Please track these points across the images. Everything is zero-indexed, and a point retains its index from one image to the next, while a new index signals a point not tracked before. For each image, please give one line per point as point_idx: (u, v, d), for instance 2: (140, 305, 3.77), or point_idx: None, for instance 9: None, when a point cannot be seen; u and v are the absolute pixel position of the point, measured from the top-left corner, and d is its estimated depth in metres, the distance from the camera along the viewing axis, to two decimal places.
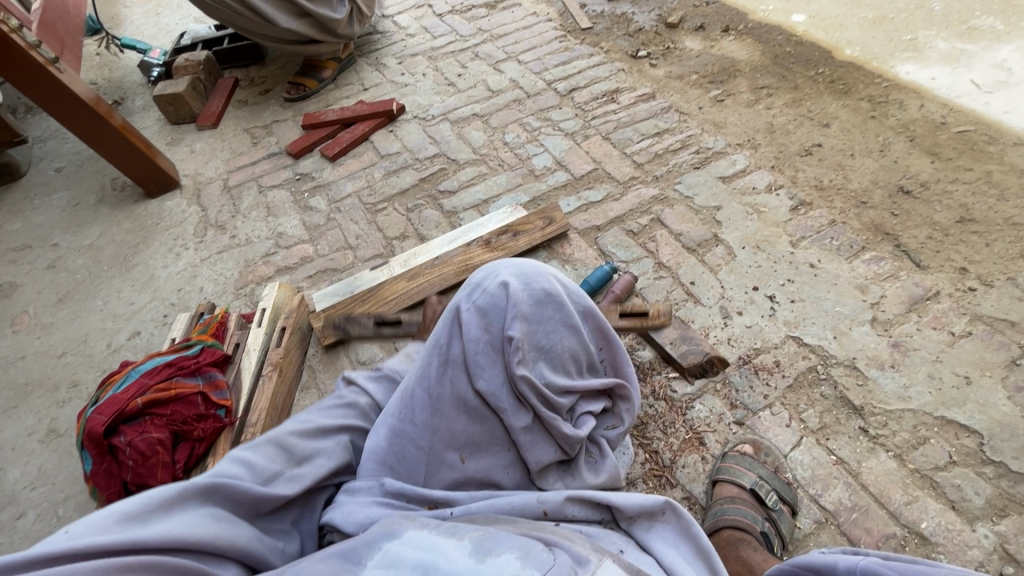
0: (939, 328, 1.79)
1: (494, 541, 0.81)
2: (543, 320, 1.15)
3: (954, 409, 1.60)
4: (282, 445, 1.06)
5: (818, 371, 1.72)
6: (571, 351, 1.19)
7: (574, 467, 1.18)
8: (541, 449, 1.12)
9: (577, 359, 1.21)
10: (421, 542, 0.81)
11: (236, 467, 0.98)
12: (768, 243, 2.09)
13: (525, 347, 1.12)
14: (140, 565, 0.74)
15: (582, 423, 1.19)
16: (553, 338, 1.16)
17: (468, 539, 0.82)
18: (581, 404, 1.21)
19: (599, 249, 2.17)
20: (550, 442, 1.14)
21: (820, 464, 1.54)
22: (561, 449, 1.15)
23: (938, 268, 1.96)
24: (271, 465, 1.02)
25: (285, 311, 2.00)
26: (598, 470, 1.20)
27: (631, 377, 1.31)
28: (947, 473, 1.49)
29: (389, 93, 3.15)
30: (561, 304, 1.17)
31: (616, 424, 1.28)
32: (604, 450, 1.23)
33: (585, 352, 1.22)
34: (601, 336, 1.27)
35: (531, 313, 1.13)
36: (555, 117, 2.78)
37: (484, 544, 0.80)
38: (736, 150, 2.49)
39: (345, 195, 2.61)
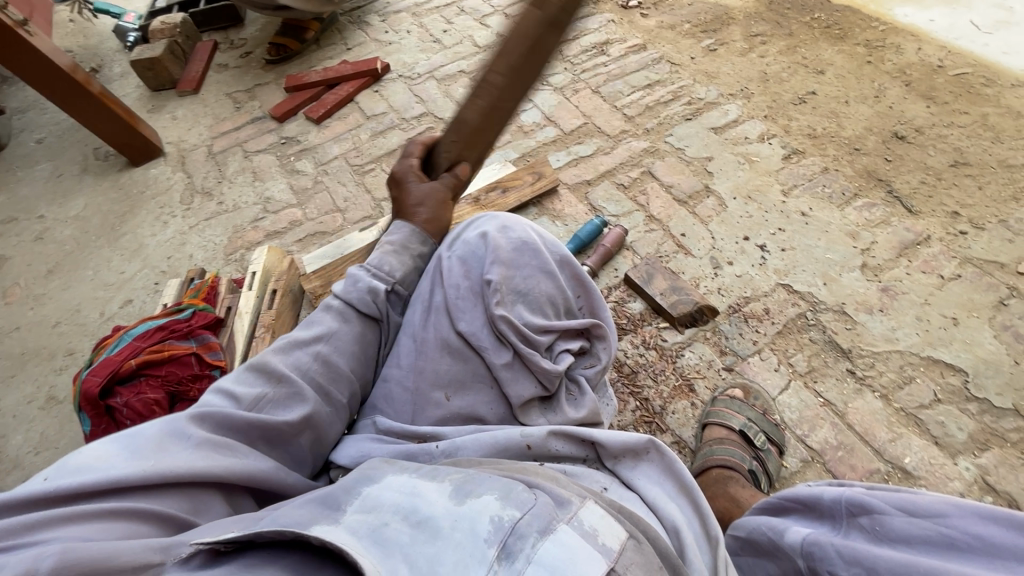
0: (929, 271, 1.79)
1: (475, 482, 0.81)
2: (520, 265, 1.19)
3: (941, 348, 1.62)
4: (261, 367, 1.00)
5: (806, 317, 1.73)
6: (548, 295, 1.22)
7: (555, 403, 1.20)
8: (522, 384, 1.15)
9: (555, 302, 1.24)
10: (401, 486, 0.81)
11: (219, 398, 0.95)
12: (760, 193, 2.07)
13: (504, 290, 1.16)
14: (125, 510, 0.70)
15: (561, 359, 1.20)
16: (531, 282, 1.19)
17: (450, 481, 0.82)
18: (560, 342, 1.23)
19: (590, 204, 2.14)
20: (530, 379, 1.16)
21: (807, 406, 1.57)
22: (542, 386, 1.17)
23: (930, 213, 1.95)
24: (251, 389, 0.97)
25: (276, 274, 2.01)
26: (579, 406, 1.21)
27: (608, 321, 1.33)
28: (931, 410, 1.52)
29: (374, 52, 3.06)
30: (537, 251, 1.21)
31: (593, 363, 1.29)
32: (583, 388, 1.24)
33: (562, 296, 1.25)
34: (578, 283, 1.30)
35: (509, 258, 1.18)
36: (543, 72, 2.71)
37: (465, 486, 0.80)
38: (728, 100, 2.44)
39: (332, 157, 2.56)
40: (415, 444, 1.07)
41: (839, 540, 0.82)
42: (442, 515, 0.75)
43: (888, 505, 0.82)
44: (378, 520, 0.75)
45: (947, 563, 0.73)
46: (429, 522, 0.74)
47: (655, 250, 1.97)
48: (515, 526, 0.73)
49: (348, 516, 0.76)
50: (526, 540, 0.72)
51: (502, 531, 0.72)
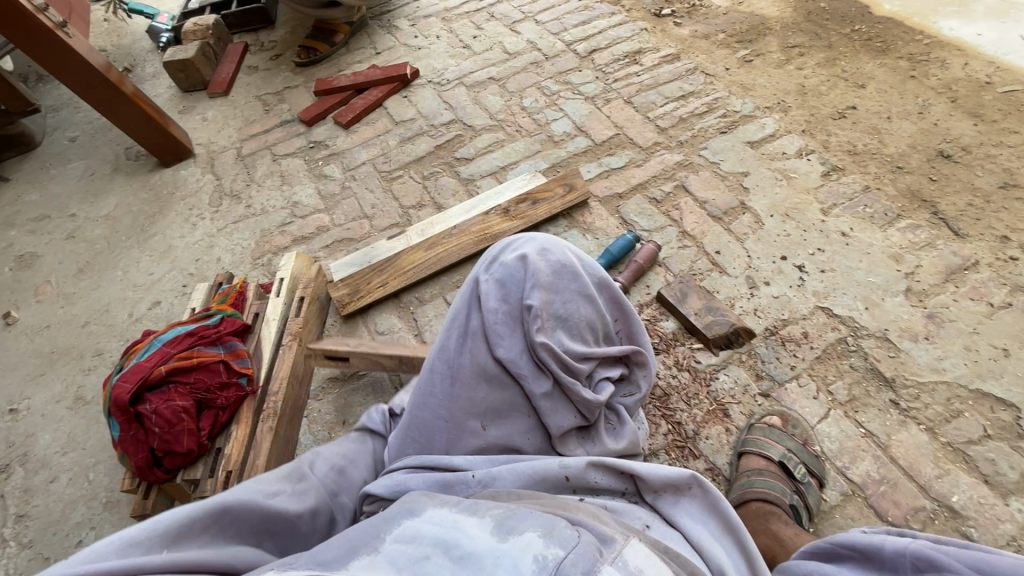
0: (977, 298, 1.72)
1: (516, 519, 0.78)
2: (560, 290, 1.20)
3: (991, 381, 1.55)
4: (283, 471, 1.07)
5: (847, 342, 1.67)
6: (587, 319, 1.23)
7: (594, 433, 1.21)
8: (561, 414, 1.15)
9: (594, 327, 1.25)
10: (441, 519, 0.79)
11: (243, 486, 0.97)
12: (798, 211, 2.01)
13: (544, 315, 1.17)
14: None
15: (601, 387, 1.22)
16: (571, 307, 1.20)
17: (490, 516, 0.79)
18: (598, 370, 1.24)
19: (621, 217, 2.10)
20: (569, 408, 1.17)
21: (848, 436, 1.51)
22: (581, 415, 1.18)
23: (978, 236, 1.87)
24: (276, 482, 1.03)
25: (303, 281, 2.00)
26: (619, 437, 1.23)
27: (646, 346, 1.34)
28: (980, 447, 1.45)
29: (403, 57, 3.06)
30: (576, 274, 1.22)
31: (632, 392, 1.31)
32: (622, 417, 1.25)
33: (601, 321, 1.26)
34: (616, 307, 1.31)
35: (550, 282, 1.19)
36: (574, 80, 2.68)
37: (506, 522, 0.77)
38: (765, 114, 2.38)
39: (360, 163, 2.56)
40: (450, 473, 1.06)
41: None
42: (483, 551, 0.72)
43: (959, 563, 0.78)
44: (418, 552, 0.73)
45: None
46: (470, 558, 0.71)
47: (689, 267, 1.92)
48: (559, 565, 0.68)
49: (388, 546, 0.75)
50: None
51: (546, 570, 0.68)
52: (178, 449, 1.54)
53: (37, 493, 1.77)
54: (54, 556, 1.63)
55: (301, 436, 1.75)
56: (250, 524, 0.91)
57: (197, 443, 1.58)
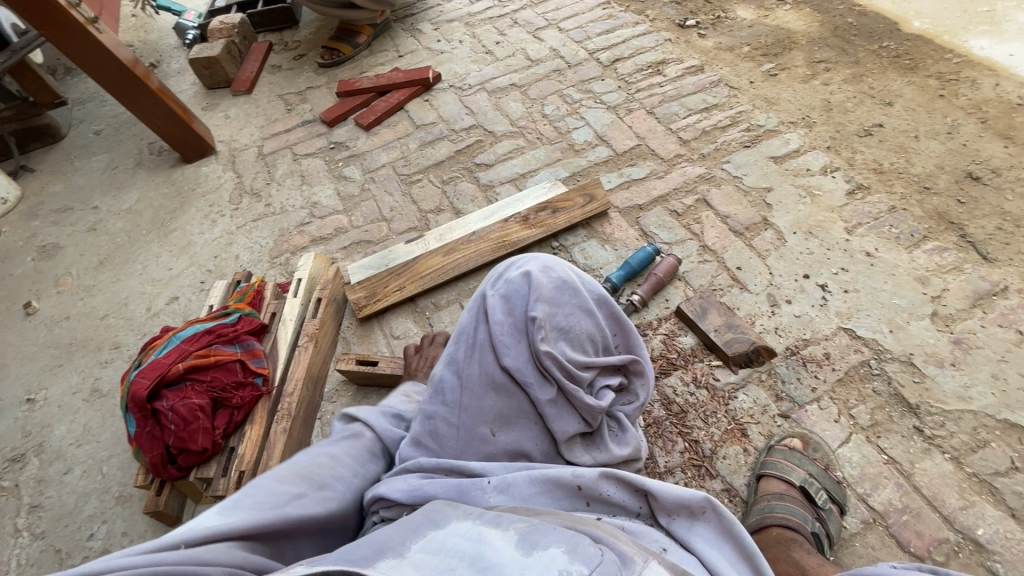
0: (1006, 325, 1.68)
1: (540, 533, 0.76)
2: (563, 303, 1.19)
3: (1019, 413, 1.51)
4: (301, 472, 1.07)
5: (871, 365, 1.64)
6: (589, 332, 1.21)
7: (598, 440, 1.22)
8: (566, 420, 1.16)
9: (595, 340, 1.23)
10: (465, 531, 0.77)
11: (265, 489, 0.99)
12: (822, 229, 1.98)
13: (548, 326, 1.17)
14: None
15: (602, 395, 1.21)
16: (573, 320, 1.19)
17: (514, 529, 0.77)
18: (600, 378, 1.24)
19: (641, 229, 2.09)
20: (573, 414, 1.17)
21: (870, 463, 1.47)
22: (584, 421, 1.19)
23: (1007, 262, 1.83)
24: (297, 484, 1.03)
25: (321, 282, 2.01)
26: (623, 443, 1.23)
27: (645, 357, 1.32)
28: (1007, 479, 1.41)
29: (425, 60, 3.07)
30: (577, 290, 1.21)
31: (631, 400, 1.29)
32: (623, 425, 1.25)
33: (601, 334, 1.24)
34: (615, 322, 1.29)
35: (552, 296, 1.18)
36: (596, 89, 2.67)
37: (530, 536, 0.75)
38: (789, 129, 2.35)
39: (380, 165, 2.57)
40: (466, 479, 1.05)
41: None
42: (509, 563, 0.70)
43: None
44: (443, 563, 0.71)
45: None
46: (495, 569, 0.69)
47: (709, 282, 1.90)
48: None
49: (413, 554, 0.73)
50: None
51: None
52: (193, 447, 1.54)
53: (50, 484, 1.78)
54: (66, 549, 1.64)
55: (314, 438, 1.75)
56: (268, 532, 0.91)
57: (212, 441, 1.58)
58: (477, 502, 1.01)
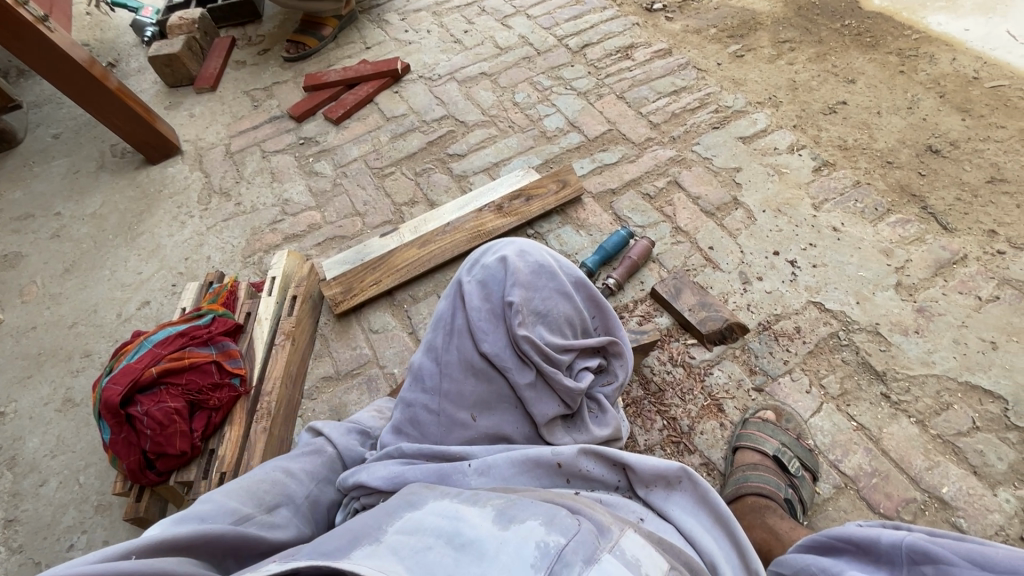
0: (966, 292, 1.74)
1: (517, 507, 0.76)
2: (539, 287, 1.20)
3: (979, 374, 1.58)
4: (250, 489, 1.04)
5: (839, 336, 1.69)
6: (566, 315, 1.23)
7: (579, 422, 1.24)
8: (546, 403, 1.17)
9: (572, 322, 1.25)
10: (442, 510, 0.78)
11: (212, 508, 0.95)
12: (790, 206, 2.03)
13: (525, 311, 1.17)
14: None
15: (581, 377, 1.23)
16: (550, 304, 1.20)
17: (491, 505, 0.78)
18: (579, 360, 1.25)
19: (615, 213, 2.10)
20: (553, 397, 1.19)
21: (840, 430, 1.52)
22: (564, 404, 1.20)
23: (966, 231, 1.89)
24: (245, 505, 1.00)
25: (296, 280, 1.99)
26: (603, 424, 1.25)
27: (624, 338, 1.34)
28: (969, 438, 1.47)
29: (393, 51, 3.03)
30: (554, 273, 1.23)
31: (611, 381, 1.31)
32: (603, 406, 1.27)
33: (579, 317, 1.26)
34: (593, 304, 1.31)
35: (528, 280, 1.19)
36: (566, 75, 2.67)
37: (507, 511, 0.76)
38: (756, 109, 2.38)
39: (351, 159, 2.54)
40: (448, 463, 1.05)
41: None
42: (486, 538, 0.70)
43: (954, 555, 0.72)
44: (421, 542, 0.71)
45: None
46: (473, 545, 0.70)
47: (682, 263, 1.93)
48: (560, 552, 0.68)
49: (391, 536, 0.73)
50: (571, 568, 0.66)
51: (548, 557, 0.67)
52: (172, 451, 1.52)
53: (26, 497, 1.75)
54: (45, 561, 1.61)
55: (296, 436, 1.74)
56: (216, 550, 0.88)
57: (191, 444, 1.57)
58: (458, 485, 1.02)
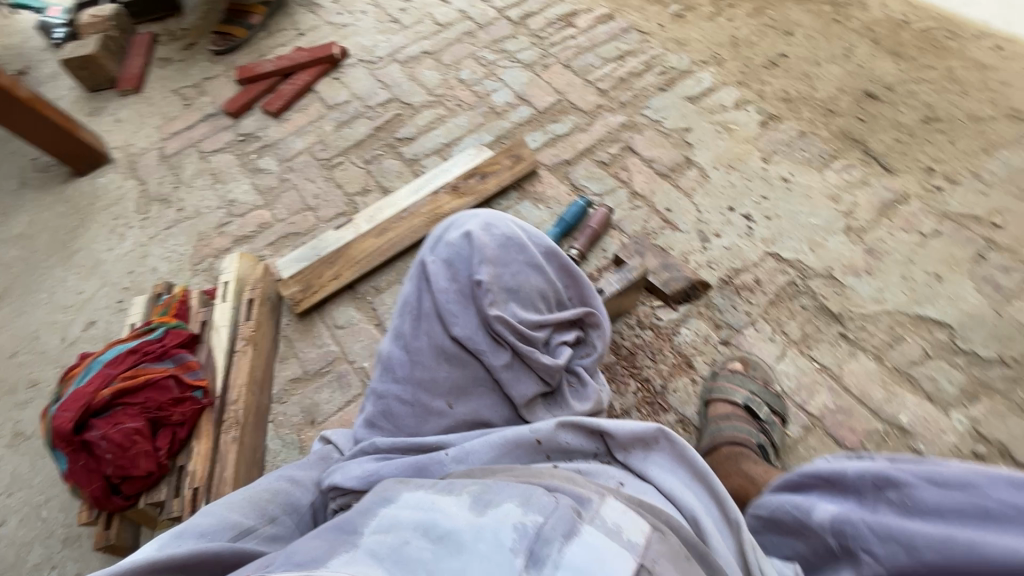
0: (909, 229, 1.82)
1: (493, 491, 0.75)
2: (508, 262, 1.19)
3: (927, 305, 1.65)
4: (253, 498, 1.02)
5: (796, 284, 1.74)
6: (539, 289, 1.22)
7: (560, 398, 1.23)
8: (524, 383, 1.17)
9: (546, 295, 1.23)
10: (418, 502, 0.74)
11: (211, 523, 0.94)
12: (740, 161, 2.06)
13: (495, 289, 1.16)
14: None
15: (559, 352, 1.23)
16: (520, 278, 1.19)
17: (466, 492, 0.75)
18: (555, 335, 1.24)
19: (571, 184, 2.09)
20: (531, 376, 1.18)
21: (804, 373, 1.58)
22: (543, 381, 1.20)
23: (906, 171, 1.97)
24: (246, 518, 0.97)
25: (251, 282, 1.90)
26: (583, 398, 1.25)
27: (600, 307, 1.33)
28: (922, 367, 1.55)
29: (329, 36, 2.90)
30: (522, 246, 1.21)
31: (590, 352, 1.31)
32: (583, 379, 1.26)
33: (552, 289, 1.25)
34: (566, 274, 1.30)
35: (496, 256, 1.18)
36: (510, 48, 2.62)
37: (483, 495, 0.74)
38: (701, 68, 2.39)
39: (296, 152, 2.43)
40: (423, 456, 1.04)
41: (870, 516, 0.74)
42: (464, 528, 0.68)
43: (912, 475, 0.73)
44: (398, 539, 0.68)
45: (984, 534, 0.65)
46: (452, 536, 0.67)
47: (641, 227, 1.94)
48: (539, 531, 0.67)
49: (367, 538, 0.69)
50: (552, 545, 0.66)
51: (528, 538, 0.66)
52: (136, 473, 1.45)
53: None
54: None
55: (269, 441, 1.70)
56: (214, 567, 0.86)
57: (157, 463, 1.50)
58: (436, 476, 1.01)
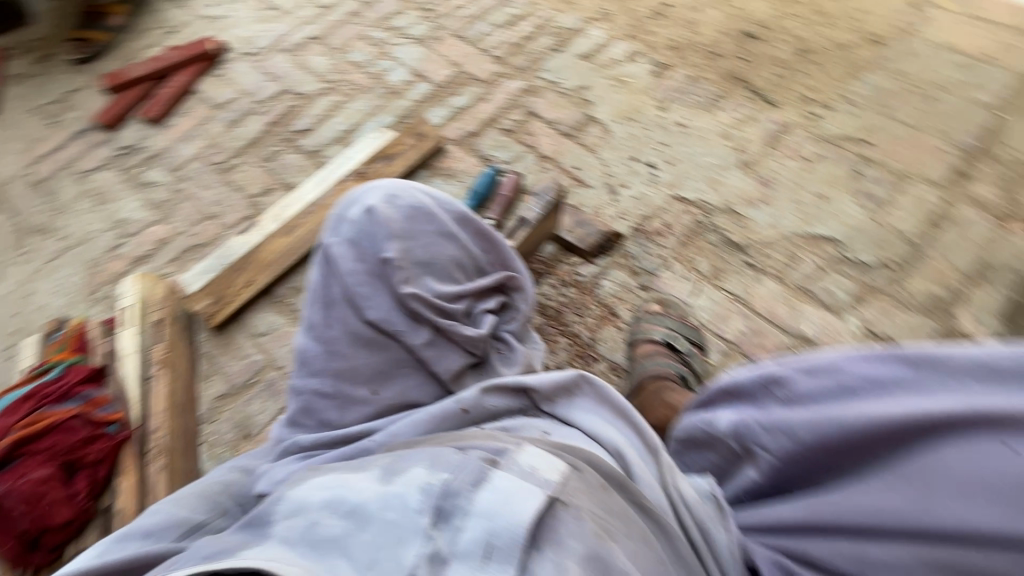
0: (795, 156, 1.95)
1: (403, 460, 0.77)
2: (416, 235, 1.18)
3: (817, 224, 1.79)
4: (204, 492, 1.03)
5: (702, 222, 1.83)
6: (453, 258, 1.21)
7: (488, 367, 1.21)
8: (449, 357, 1.15)
9: (462, 264, 1.23)
10: (328, 483, 0.75)
11: (158, 521, 0.95)
12: (638, 113, 2.12)
13: (406, 265, 1.15)
14: None
15: (482, 321, 1.22)
16: (432, 250, 1.18)
17: (377, 465, 0.77)
18: (477, 304, 1.24)
19: (480, 155, 2.09)
20: (455, 349, 1.16)
21: (718, 303, 1.68)
22: (468, 352, 1.18)
23: (787, 103, 2.09)
24: (194, 514, 0.98)
25: (154, 303, 1.76)
26: (512, 363, 1.22)
27: (521, 271, 1.34)
28: (818, 281, 1.69)
29: (203, 31, 2.69)
30: (430, 215, 1.20)
31: (516, 317, 1.30)
32: (511, 344, 1.25)
33: (468, 257, 1.24)
34: (482, 238, 1.28)
35: (403, 229, 1.17)
36: (399, 24, 2.54)
37: (393, 465, 0.76)
38: (591, 25, 2.42)
39: (186, 159, 2.27)
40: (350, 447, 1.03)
41: (763, 415, 0.82)
42: (372, 499, 0.71)
43: (795, 371, 0.81)
44: (306, 521, 0.69)
45: (855, 409, 0.73)
46: (360, 509, 0.70)
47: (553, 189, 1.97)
48: (446, 487, 0.70)
49: (276, 527, 0.71)
50: (460, 495, 0.69)
51: (434, 495, 0.70)
52: (56, 522, 1.36)
53: None
54: None
55: (203, 463, 1.62)
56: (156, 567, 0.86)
57: (78, 508, 1.41)
58: None
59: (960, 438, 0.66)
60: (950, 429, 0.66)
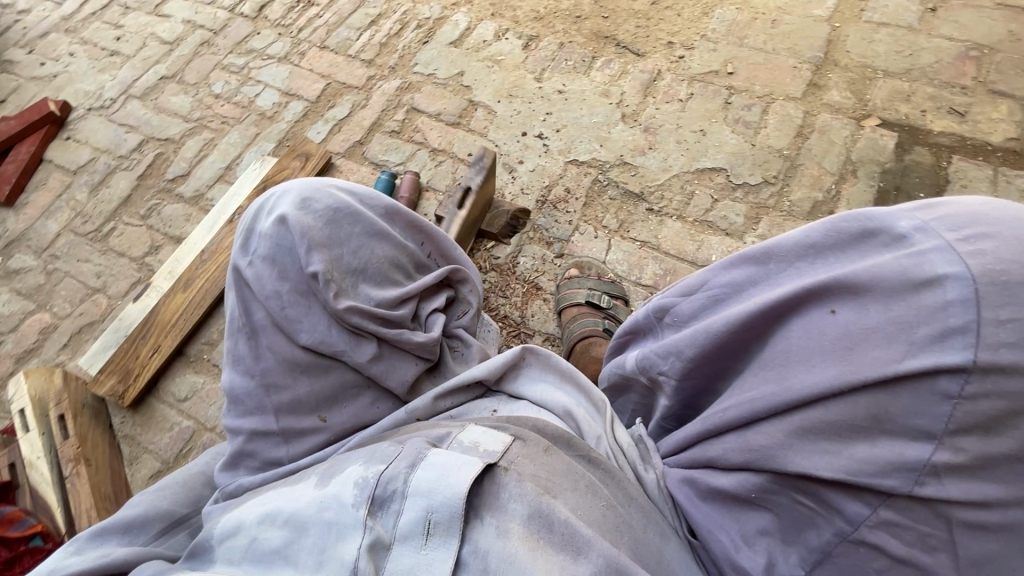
0: (671, 100, 2.04)
1: (341, 462, 0.80)
2: (342, 240, 1.08)
3: (703, 159, 1.89)
4: (187, 483, 1.06)
5: (600, 180, 1.89)
6: (387, 259, 1.13)
7: (445, 368, 1.18)
8: (402, 368, 1.10)
9: (399, 264, 1.15)
10: (269, 501, 0.79)
11: (142, 512, 0.98)
12: (518, 88, 2.13)
13: (337, 275, 1.06)
14: None
15: (433, 323, 1.17)
16: (362, 254, 1.10)
17: (316, 474, 0.80)
18: (424, 306, 1.18)
19: (372, 163, 2.04)
20: (407, 358, 1.11)
21: (631, 254, 1.74)
22: (422, 358, 1.14)
23: (653, 51, 2.18)
24: (177, 506, 1.02)
25: (53, 398, 1.63)
26: (468, 360, 1.21)
27: (463, 260, 1.29)
28: (714, 211, 1.79)
29: (38, 93, 2.44)
30: (355, 215, 1.11)
31: (467, 310, 1.27)
32: (466, 340, 1.23)
33: (405, 255, 1.17)
34: (416, 230, 1.22)
35: (326, 236, 1.06)
36: (257, 46, 2.42)
37: (330, 470, 0.79)
38: (453, 11, 2.41)
39: (53, 236, 2.07)
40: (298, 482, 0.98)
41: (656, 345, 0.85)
42: (306, 505, 0.74)
43: (674, 297, 0.84)
44: (248, 539, 0.75)
45: (720, 316, 0.74)
46: (297, 516, 0.74)
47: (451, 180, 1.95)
48: (380, 479, 0.73)
49: (220, 550, 0.77)
50: (396, 483, 0.73)
51: (368, 488, 0.73)
52: None
53: None
54: None
55: None
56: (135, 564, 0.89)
57: None
58: None
59: (805, 311, 0.64)
60: (794, 304, 0.65)
